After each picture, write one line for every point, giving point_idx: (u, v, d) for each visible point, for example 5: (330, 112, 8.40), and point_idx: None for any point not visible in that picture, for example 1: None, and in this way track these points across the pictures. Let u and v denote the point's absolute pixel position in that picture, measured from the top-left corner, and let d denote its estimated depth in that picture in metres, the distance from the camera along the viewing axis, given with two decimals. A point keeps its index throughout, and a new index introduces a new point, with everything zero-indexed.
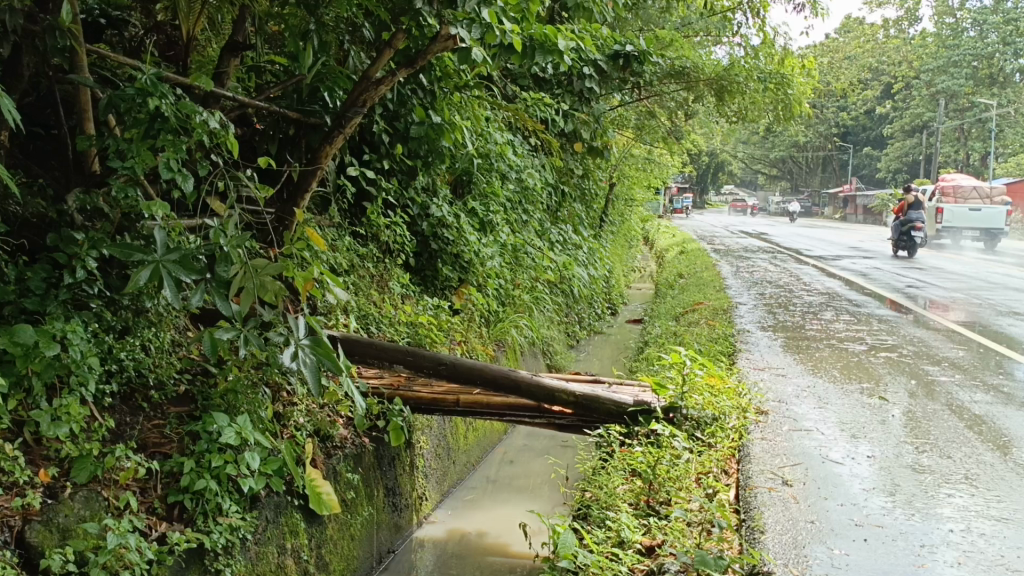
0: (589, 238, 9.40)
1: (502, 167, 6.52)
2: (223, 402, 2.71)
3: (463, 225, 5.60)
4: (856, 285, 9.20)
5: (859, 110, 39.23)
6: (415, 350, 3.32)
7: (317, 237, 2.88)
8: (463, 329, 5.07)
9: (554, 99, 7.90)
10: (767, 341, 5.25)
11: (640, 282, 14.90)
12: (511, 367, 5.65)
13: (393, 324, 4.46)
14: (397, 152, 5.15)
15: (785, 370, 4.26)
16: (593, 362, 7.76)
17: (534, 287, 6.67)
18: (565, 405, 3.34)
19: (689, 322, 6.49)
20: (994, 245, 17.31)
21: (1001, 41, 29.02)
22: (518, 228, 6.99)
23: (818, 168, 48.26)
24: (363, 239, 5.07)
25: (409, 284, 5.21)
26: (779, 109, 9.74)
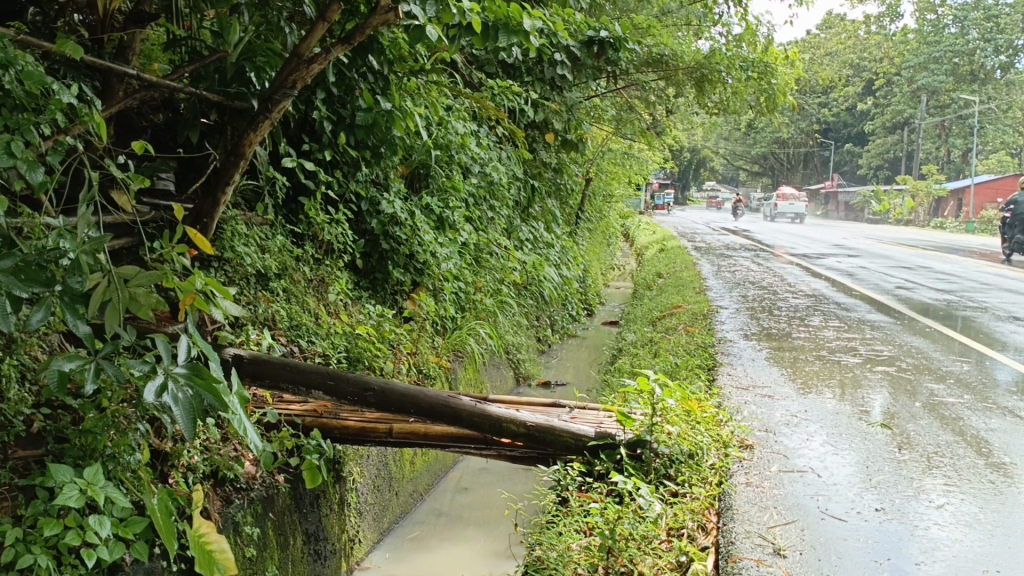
0: (563, 236, 8.92)
1: (465, 159, 6.02)
2: (81, 445, 2.18)
3: (418, 223, 5.07)
4: (843, 287, 8.77)
5: (841, 106, 39.07)
6: (337, 373, 2.82)
7: (202, 239, 2.38)
8: (414, 340, 4.56)
9: (523, 88, 7.39)
10: (749, 352, 4.77)
11: (619, 280, 14.44)
12: (469, 379, 5.14)
13: (329, 336, 3.94)
14: (341, 141, 4.63)
15: (770, 388, 3.78)
16: (564, 368, 7.27)
17: (499, 290, 6.18)
18: (515, 438, 2.81)
19: (666, 327, 6.01)
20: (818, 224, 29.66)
21: (981, 36, 28.90)
22: (482, 225, 6.49)
23: (799, 165, 48.11)
24: (301, 240, 4.54)
25: (355, 290, 4.69)
26: (762, 100, 9.32)
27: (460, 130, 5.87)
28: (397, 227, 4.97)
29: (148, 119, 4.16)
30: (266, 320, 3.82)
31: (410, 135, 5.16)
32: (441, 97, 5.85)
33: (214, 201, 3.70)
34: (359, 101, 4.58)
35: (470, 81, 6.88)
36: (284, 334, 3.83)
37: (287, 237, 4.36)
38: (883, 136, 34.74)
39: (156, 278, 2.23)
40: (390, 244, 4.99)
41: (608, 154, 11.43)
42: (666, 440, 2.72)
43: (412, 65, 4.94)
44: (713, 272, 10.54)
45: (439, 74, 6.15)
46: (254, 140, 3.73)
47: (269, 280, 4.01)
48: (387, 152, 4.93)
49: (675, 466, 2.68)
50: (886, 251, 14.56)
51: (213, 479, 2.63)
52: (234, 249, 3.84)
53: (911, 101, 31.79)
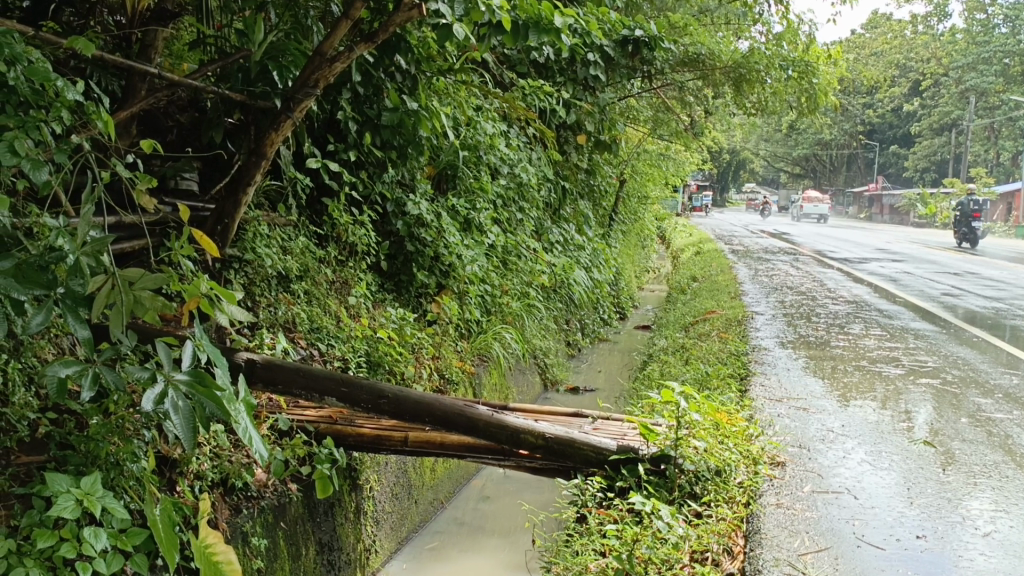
0: (596, 238, 8.78)
1: (494, 160, 5.92)
2: (83, 452, 2.11)
3: (444, 225, 4.98)
4: (886, 293, 8.49)
5: (885, 107, 38.22)
6: (350, 380, 2.74)
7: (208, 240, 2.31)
8: (437, 344, 4.47)
9: (555, 87, 7.28)
10: (785, 361, 4.59)
11: (654, 283, 14.24)
12: (494, 384, 5.03)
13: (350, 340, 3.87)
14: (366, 141, 4.56)
15: (805, 400, 3.61)
16: (594, 373, 7.13)
17: (527, 293, 6.08)
18: (533, 449, 2.70)
19: (699, 334, 5.85)
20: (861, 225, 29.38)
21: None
22: (511, 227, 6.38)
23: (841, 167, 47.21)
24: (325, 241, 4.48)
25: (379, 292, 4.62)
26: (802, 100, 9.07)
27: (489, 131, 5.78)
28: (422, 229, 4.89)
29: (174, 119, 4.12)
30: (285, 322, 3.75)
31: (437, 135, 5.08)
32: (470, 97, 5.77)
33: (234, 203, 3.64)
34: (385, 100, 4.52)
35: (501, 81, 6.79)
36: (303, 337, 3.76)
37: (310, 238, 4.30)
38: (929, 138, 33.90)
39: (162, 282, 2.16)
40: (415, 246, 4.91)
41: (643, 155, 11.25)
42: (692, 456, 2.59)
43: (439, 65, 4.86)
44: (750, 276, 10.30)
45: (469, 73, 6.07)
46: (276, 140, 3.66)
47: (290, 282, 3.96)
48: (413, 153, 4.86)
49: (700, 483, 2.55)
50: (930, 256, 14.14)
51: (222, 488, 2.55)
52: (255, 250, 3.78)
53: (958, 103, 30.95)
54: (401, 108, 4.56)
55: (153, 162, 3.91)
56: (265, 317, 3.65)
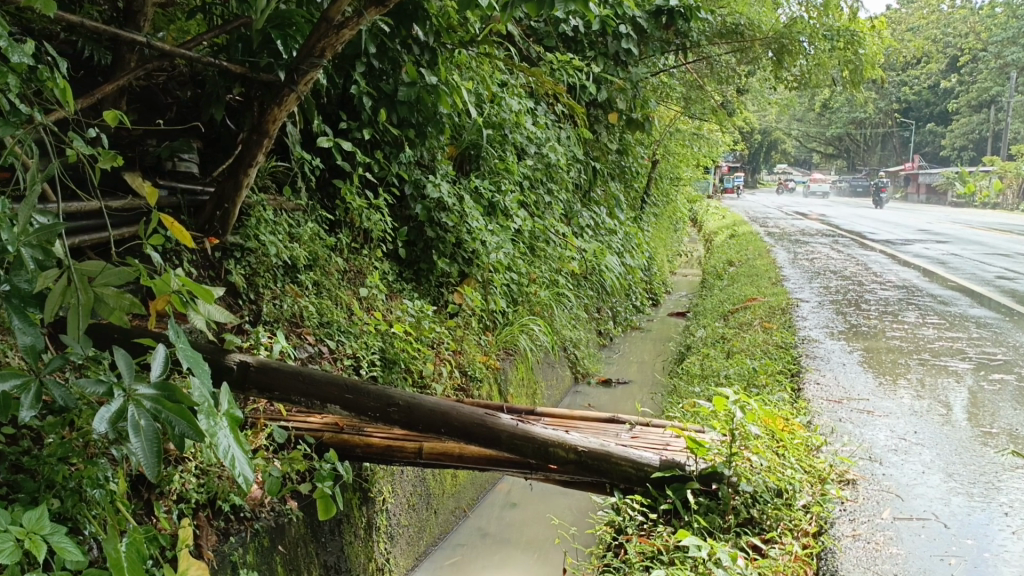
0: (628, 222, 8.40)
1: (519, 139, 5.58)
2: (38, 477, 1.82)
3: (467, 208, 4.63)
4: (938, 277, 7.99)
5: (923, 84, 37.12)
6: (355, 386, 2.42)
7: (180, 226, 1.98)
8: (459, 338, 4.14)
9: (585, 62, 6.91)
10: (839, 354, 4.20)
11: (687, 268, 13.80)
12: (521, 380, 4.69)
13: (363, 336, 3.55)
14: (381, 119, 4.23)
15: (869, 403, 3.23)
16: (626, 365, 6.77)
17: (556, 281, 5.72)
18: (564, 465, 2.37)
19: (740, 323, 5.46)
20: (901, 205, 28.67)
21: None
22: (539, 210, 6.03)
23: (877, 146, 46.07)
24: (337, 227, 4.17)
25: (396, 283, 4.30)
26: (846, 73, 8.62)
27: (514, 108, 5.44)
28: (443, 213, 4.55)
29: (172, 97, 3.83)
30: (292, 317, 3.45)
31: (459, 111, 4.75)
32: (494, 72, 5.43)
33: (235, 184, 3.36)
34: (402, 73, 4.22)
35: (527, 56, 6.44)
36: (312, 333, 3.46)
37: (321, 224, 3.99)
38: (969, 115, 32.80)
39: (127, 275, 1.84)
40: (435, 231, 4.57)
41: (676, 135, 10.82)
42: (749, 475, 2.23)
43: (460, 35, 4.53)
44: (789, 260, 9.84)
45: (493, 47, 5.73)
46: (279, 117, 3.37)
47: (298, 272, 3.65)
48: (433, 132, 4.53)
49: (759, 507, 2.18)
50: (978, 237, 13.50)
51: (209, 509, 2.24)
52: (259, 238, 3.50)
53: (999, 79, 29.90)
54: (419, 82, 4.25)
55: (150, 143, 3.59)
56: (270, 312, 3.35)
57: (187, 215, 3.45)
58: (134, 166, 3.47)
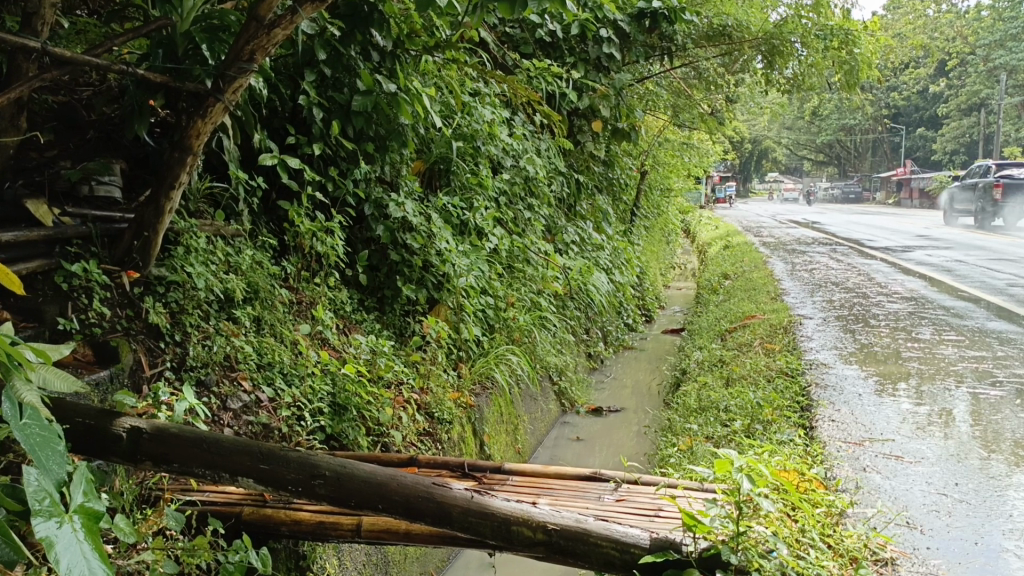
0: (616, 237, 7.96)
1: (494, 152, 5.16)
2: None
3: (434, 228, 4.20)
4: (945, 287, 7.59)
5: (912, 89, 37.00)
6: (274, 455, 1.98)
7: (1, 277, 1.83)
8: (425, 375, 3.69)
9: (564, 69, 6.51)
10: (852, 382, 3.76)
11: (680, 281, 13.39)
12: (499, 417, 4.24)
13: (308, 380, 3.10)
14: (333, 132, 3.81)
15: (894, 445, 2.82)
16: (618, 390, 6.33)
17: (538, 304, 5.28)
18: (531, 547, 1.91)
19: (739, 344, 5.04)
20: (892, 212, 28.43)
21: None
22: (518, 227, 5.60)
23: (867, 151, 45.95)
24: (284, 254, 3.71)
25: (355, 314, 3.84)
26: (840, 74, 8.25)
27: (487, 117, 5.02)
28: (407, 234, 4.11)
29: (95, 112, 3.42)
30: (224, 360, 2.99)
31: (424, 122, 4.34)
32: (464, 80, 5.03)
33: (156, 209, 2.92)
34: (358, 82, 3.90)
35: (502, 63, 6.03)
36: (249, 377, 3.00)
37: (264, 251, 3.54)
38: (958, 119, 32.63)
39: None
40: (399, 254, 4.12)
41: (666, 144, 10.44)
42: (761, 561, 1.74)
43: (424, 40, 4.14)
44: (787, 271, 9.42)
45: (463, 53, 5.32)
46: (206, 132, 2.95)
47: (233, 306, 3.19)
48: (394, 146, 4.12)
49: None
50: (980, 242, 13.14)
51: None
52: (186, 269, 3.04)
53: (988, 81, 29.80)
54: (375, 91, 3.84)
55: (62, 165, 3.18)
56: (196, 355, 2.88)
57: (100, 246, 2.97)
58: (41, 189, 3.01)
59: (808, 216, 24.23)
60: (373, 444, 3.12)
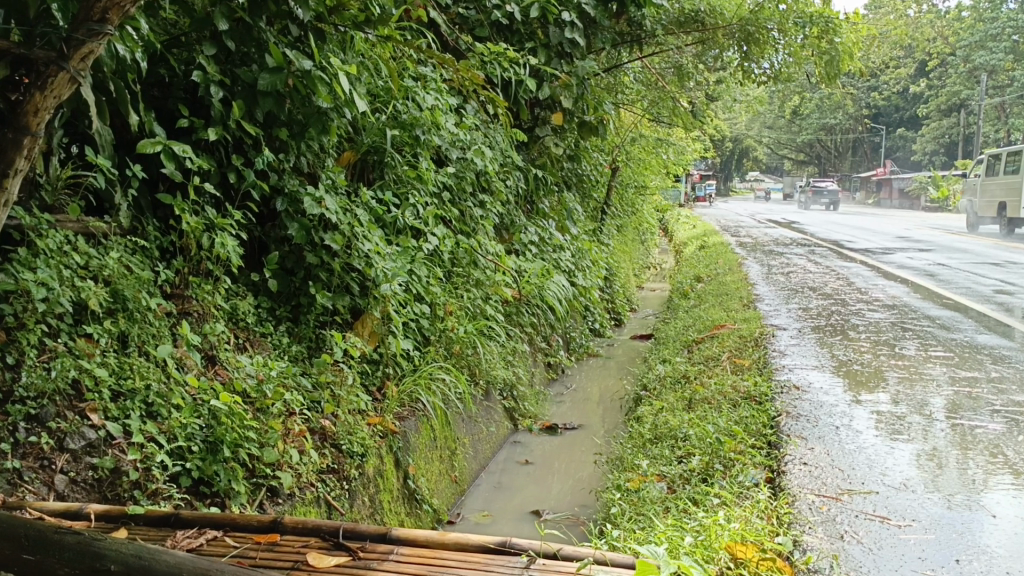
0: (583, 236, 7.45)
1: (437, 142, 4.62)
2: None
3: (357, 228, 3.66)
4: (930, 293, 7.16)
5: (891, 88, 36.86)
6: (45, 542, 1.50)
7: None
8: (335, 401, 3.16)
9: (524, 54, 6.00)
10: (829, 413, 3.33)
11: (655, 281, 12.93)
12: (429, 443, 3.73)
13: (176, 410, 2.55)
14: (233, 113, 3.25)
15: (878, 500, 2.41)
16: (577, 404, 5.83)
17: (485, 311, 4.76)
18: None
19: (706, 357, 4.57)
20: (872, 213, 28.23)
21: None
22: (466, 226, 5.08)
23: (847, 151, 45.81)
24: (170, 257, 3.15)
25: (257, 326, 3.30)
26: (819, 66, 7.83)
27: (429, 104, 4.49)
28: (325, 233, 3.56)
29: None
30: (69, 387, 2.42)
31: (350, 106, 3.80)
32: (404, 62, 4.49)
33: None
34: (267, 58, 3.35)
35: (453, 45, 5.49)
36: (100, 410, 2.42)
37: (142, 252, 2.97)
38: (938, 119, 32.54)
39: None
40: (317, 256, 3.57)
41: (640, 141, 9.95)
42: None
43: (354, 14, 3.64)
44: (762, 274, 8.99)
45: (404, 32, 4.78)
46: (50, 108, 2.37)
47: (91, 320, 2.61)
48: (314, 132, 3.57)
49: None
50: (959, 244, 12.81)
51: None
52: (28, 275, 2.47)
53: (967, 82, 29.71)
54: (285, 67, 3.28)
55: None
56: (29, 383, 2.31)
57: None
58: None
59: (786, 214, 23.90)
60: (257, 487, 2.58)
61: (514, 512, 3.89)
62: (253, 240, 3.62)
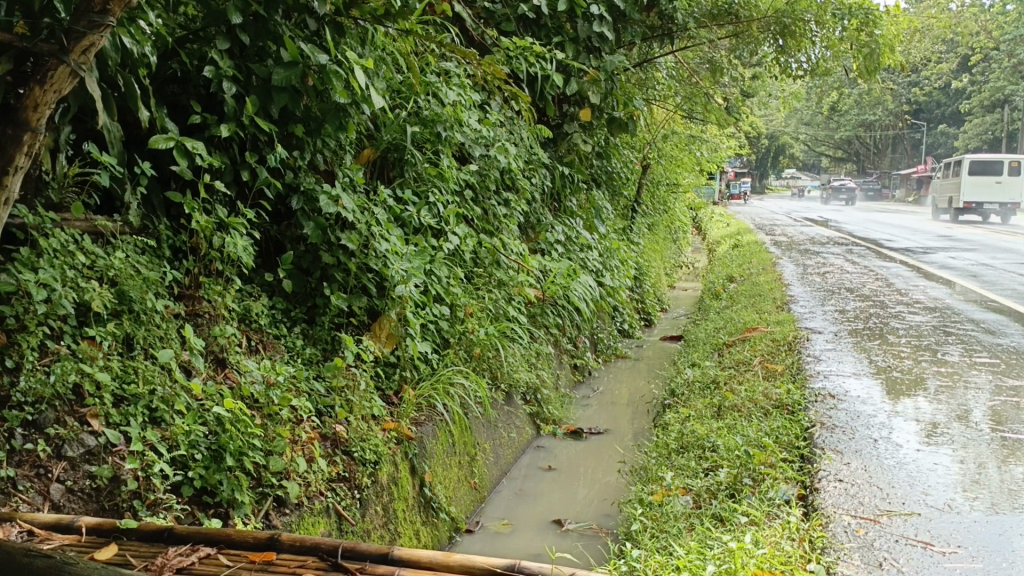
0: (611, 235, 7.29)
1: (459, 139, 4.50)
2: None
3: (374, 227, 3.55)
4: (973, 295, 6.90)
5: (932, 83, 35.98)
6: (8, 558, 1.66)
7: None
8: (347, 406, 3.06)
9: (552, 49, 5.85)
10: (866, 424, 3.16)
11: (687, 280, 12.70)
12: (448, 449, 3.62)
13: (180, 416, 2.46)
14: (246, 109, 3.16)
15: (920, 523, 2.24)
16: (603, 407, 5.69)
17: (508, 312, 4.63)
18: None
19: (737, 361, 4.40)
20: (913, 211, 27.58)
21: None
22: (490, 224, 4.97)
23: (887, 147, 44.90)
24: (181, 257, 3.07)
25: (270, 328, 3.21)
26: (859, 59, 7.60)
27: (451, 100, 4.37)
28: (342, 233, 3.46)
29: None
30: (71, 392, 2.33)
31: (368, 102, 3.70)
32: (425, 57, 4.37)
33: None
34: (282, 52, 3.26)
35: (478, 41, 5.37)
36: (102, 416, 2.34)
37: (151, 252, 2.89)
38: (981, 115, 31.85)
39: None
40: (332, 256, 3.47)
41: (672, 138, 9.76)
42: None
43: (374, 7, 3.42)
44: (797, 274, 8.77)
45: (427, 27, 4.67)
46: (52, 103, 2.25)
47: (95, 322, 2.53)
48: (330, 129, 3.47)
49: None
50: (1004, 244, 12.41)
51: None
52: (31, 275, 2.38)
53: (1012, 77, 29.11)
54: (300, 62, 3.18)
55: None
56: (28, 388, 2.23)
57: None
58: None
59: (822, 212, 23.45)
60: (263, 496, 2.49)
61: (535, 521, 3.76)
62: (268, 239, 3.53)
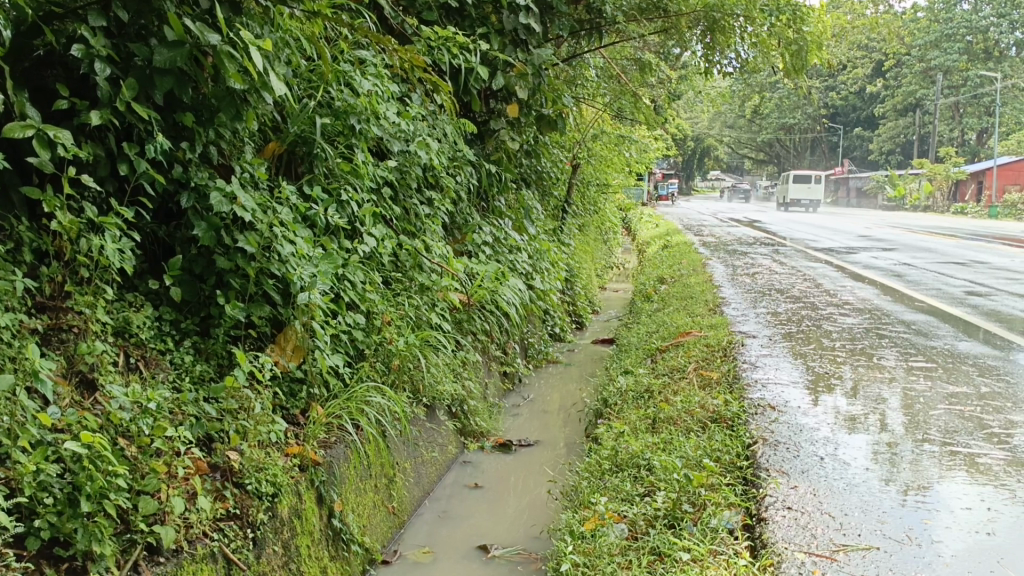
0: (541, 237, 7.03)
1: (376, 133, 4.15)
2: None
3: (275, 228, 3.18)
4: (900, 295, 6.91)
5: (849, 88, 37.19)
6: None
7: None
8: (242, 430, 2.70)
9: (478, 41, 5.55)
10: (809, 440, 2.95)
11: (618, 282, 12.57)
12: (361, 471, 3.28)
13: (31, 451, 2.07)
14: (123, 93, 2.76)
15: (878, 559, 2.03)
16: (534, 416, 5.41)
17: (430, 319, 4.31)
18: None
19: (671, 368, 4.18)
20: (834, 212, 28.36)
21: (995, 14, 28.22)
22: (411, 224, 4.62)
23: (806, 150, 46.22)
24: (44, 262, 2.66)
25: (154, 342, 2.82)
26: (786, 57, 7.55)
27: (367, 91, 4.02)
28: (238, 234, 3.08)
29: None
30: None
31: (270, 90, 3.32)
32: (338, 44, 4.01)
33: None
34: (166, 31, 2.86)
35: (398, 30, 5.03)
36: None
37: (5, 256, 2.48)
38: (894, 119, 33.15)
39: None
40: (228, 260, 3.09)
41: (602, 137, 9.58)
42: None
43: None
44: (728, 275, 8.70)
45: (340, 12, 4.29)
46: None
47: None
48: (225, 119, 3.09)
49: None
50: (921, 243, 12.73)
51: None
52: None
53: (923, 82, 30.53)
54: (187, 42, 2.80)
55: None
56: None
57: None
58: None
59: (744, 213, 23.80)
60: (131, 544, 2.12)
61: (457, 547, 3.46)
62: (153, 241, 3.12)
